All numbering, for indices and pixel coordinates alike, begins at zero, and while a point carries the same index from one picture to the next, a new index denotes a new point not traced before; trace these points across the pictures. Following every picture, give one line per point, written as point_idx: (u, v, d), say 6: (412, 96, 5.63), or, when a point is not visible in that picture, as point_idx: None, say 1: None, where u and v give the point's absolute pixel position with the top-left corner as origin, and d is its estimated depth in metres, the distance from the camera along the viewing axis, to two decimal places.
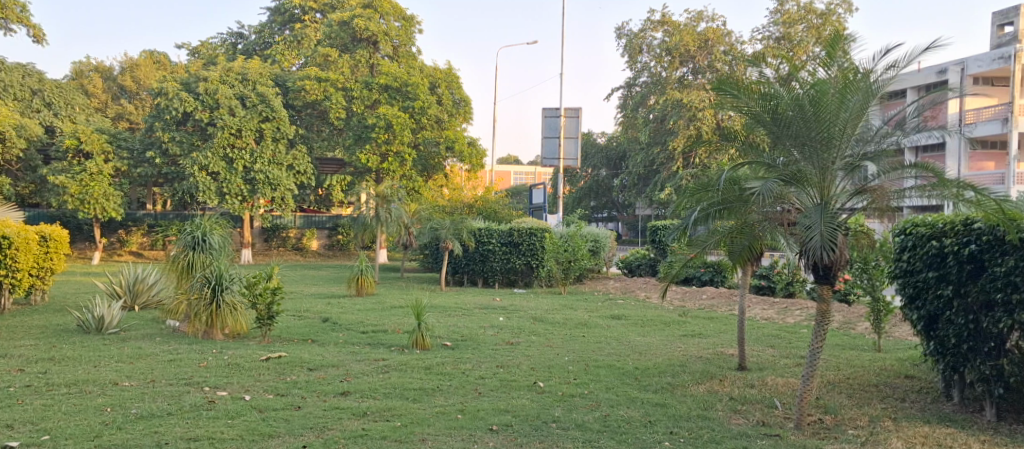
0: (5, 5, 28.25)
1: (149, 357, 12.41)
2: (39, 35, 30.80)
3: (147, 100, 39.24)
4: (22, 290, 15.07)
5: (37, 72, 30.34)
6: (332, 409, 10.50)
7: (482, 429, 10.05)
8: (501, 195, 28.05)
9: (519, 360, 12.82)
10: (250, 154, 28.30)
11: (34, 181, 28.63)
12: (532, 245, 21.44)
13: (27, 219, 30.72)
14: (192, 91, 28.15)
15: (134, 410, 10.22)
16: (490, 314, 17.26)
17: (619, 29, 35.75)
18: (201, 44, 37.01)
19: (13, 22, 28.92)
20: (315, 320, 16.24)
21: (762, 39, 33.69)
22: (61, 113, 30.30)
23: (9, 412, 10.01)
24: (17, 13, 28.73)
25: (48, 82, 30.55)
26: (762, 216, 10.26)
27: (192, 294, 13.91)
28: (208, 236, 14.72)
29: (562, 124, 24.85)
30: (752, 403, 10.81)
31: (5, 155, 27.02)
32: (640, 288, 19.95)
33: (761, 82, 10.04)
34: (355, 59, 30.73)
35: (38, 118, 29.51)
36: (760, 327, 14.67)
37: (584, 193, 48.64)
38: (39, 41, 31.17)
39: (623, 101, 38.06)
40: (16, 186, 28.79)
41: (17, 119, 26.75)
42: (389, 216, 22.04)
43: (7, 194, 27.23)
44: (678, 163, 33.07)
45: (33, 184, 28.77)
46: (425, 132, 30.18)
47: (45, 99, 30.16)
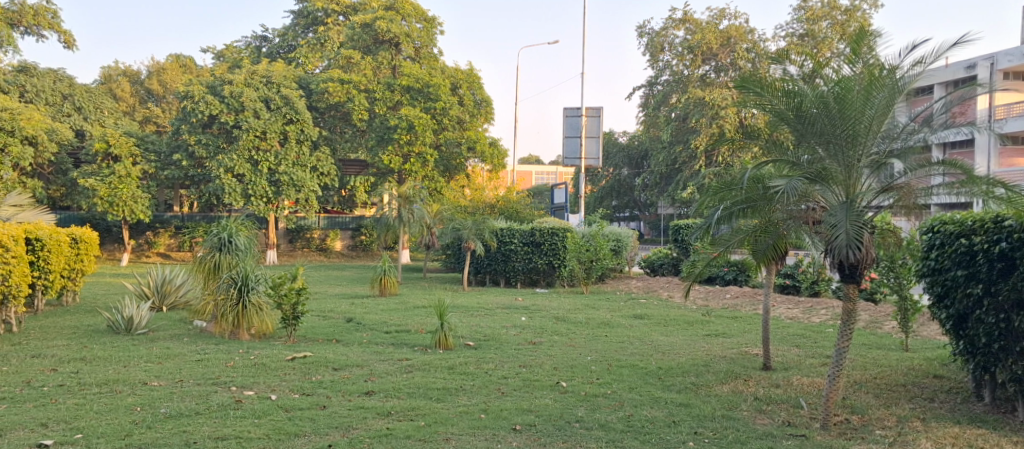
0: (38, 11, 28.85)
1: (178, 357, 12.56)
2: (70, 41, 31.25)
3: (174, 104, 39.61)
4: (54, 292, 15.26)
5: (68, 77, 30.76)
6: (357, 409, 10.61)
7: (505, 429, 10.12)
8: (523, 195, 28.10)
9: (542, 360, 12.87)
10: (274, 156, 28.56)
11: (65, 184, 29.00)
12: (554, 245, 21.46)
13: (58, 221, 31.14)
14: (217, 94, 28.36)
15: (162, 410, 10.35)
16: (513, 314, 17.31)
17: (641, 28, 35.70)
18: (226, 48, 37.29)
19: (46, 29, 29.48)
20: (339, 320, 16.35)
21: (786, 35, 33.54)
22: (91, 117, 30.70)
23: (42, 411, 10.17)
24: (49, 19, 29.31)
25: (78, 87, 30.95)
26: (787, 214, 10.33)
27: (220, 295, 14.06)
28: (233, 237, 14.86)
29: (583, 123, 24.87)
30: (777, 403, 10.82)
31: (37, 159, 27.40)
32: (663, 288, 19.92)
33: (785, 80, 10.04)
34: (377, 61, 30.91)
35: (69, 123, 29.88)
36: (784, 327, 14.63)
37: (606, 192, 48.61)
38: (70, 47, 31.60)
39: (645, 100, 38.04)
40: (48, 189, 29.15)
41: (48, 123, 27.09)
42: (411, 217, 22.15)
43: (38, 197, 27.58)
44: (701, 162, 32.96)
45: (64, 188, 29.15)
46: (447, 133, 30.27)
47: (75, 104, 30.56)
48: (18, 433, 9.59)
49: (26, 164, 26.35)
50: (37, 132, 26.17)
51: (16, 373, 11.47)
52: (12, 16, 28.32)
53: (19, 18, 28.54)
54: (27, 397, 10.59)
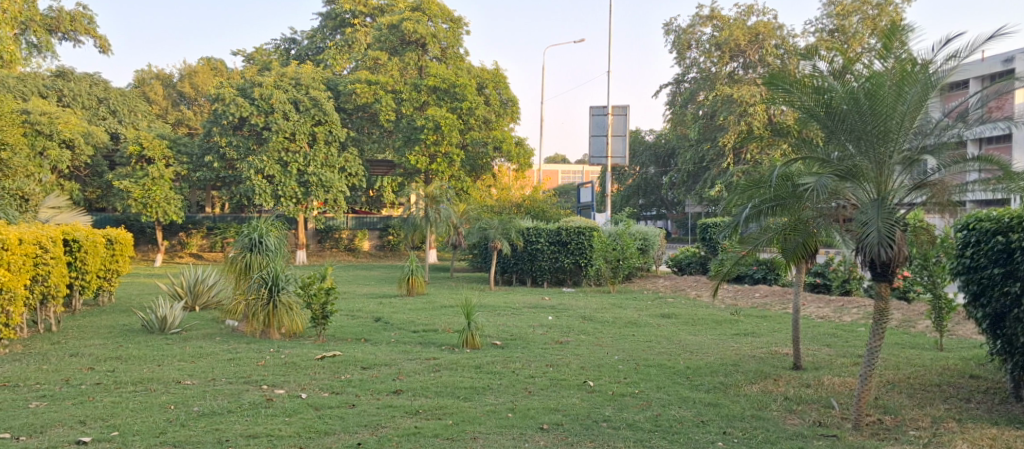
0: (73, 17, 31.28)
1: (211, 356, 12.73)
2: (105, 47, 31.81)
3: (205, 106, 40.05)
4: (91, 292, 15.47)
5: (103, 81, 31.23)
6: (385, 408, 10.70)
7: (533, 428, 10.18)
8: (549, 194, 28.13)
9: (569, 360, 12.91)
10: (304, 157, 28.78)
11: (100, 186, 29.46)
12: (580, 245, 21.50)
13: (94, 223, 31.64)
14: (247, 96, 28.62)
15: (196, 408, 10.50)
16: (541, 313, 17.37)
17: (667, 25, 35.61)
18: (256, 51, 37.64)
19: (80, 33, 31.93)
20: (368, 319, 16.47)
21: (815, 31, 33.34)
22: (126, 120, 31.17)
23: (80, 409, 10.35)
24: (83, 25, 31.76)
25: (113, 90, 31.44)
26: (817, 212, 10.32)
27: (250, 295, 14.23)
28: (264, 238, 15.04)
29: (609, 122, 24.87)
30: (807, 403, 10.80)
31: (73, 161, 27.82)
32: (691, 287, 19.90)
33: (815, 76, 10.02)
34: (404, 62, 31.10)
35: (104, 126, 30.31)
36: (815, 326, 14.58)
37: (633, 191, 48.54)
38: (105, 52, 32.12)
39: (672, 98, 37.98)
40: (84, 191, 29.64)
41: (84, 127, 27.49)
42: (438, 216, 22.25)
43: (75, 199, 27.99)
44: (729, 159, 32.81)
45: (99, 190, 29.61)
46: (474, 133, 30.36)
47: (111, 107, 31.01)
48: (56, 430, 9.74)
49: (63, 167, 26.77)
50: (74, 135, 26.55)
51: (54, 371, 11.66)
52: (52, 22, 31.25)
53: (58, 25, 31.58)
54: (66, 395, 10.78)
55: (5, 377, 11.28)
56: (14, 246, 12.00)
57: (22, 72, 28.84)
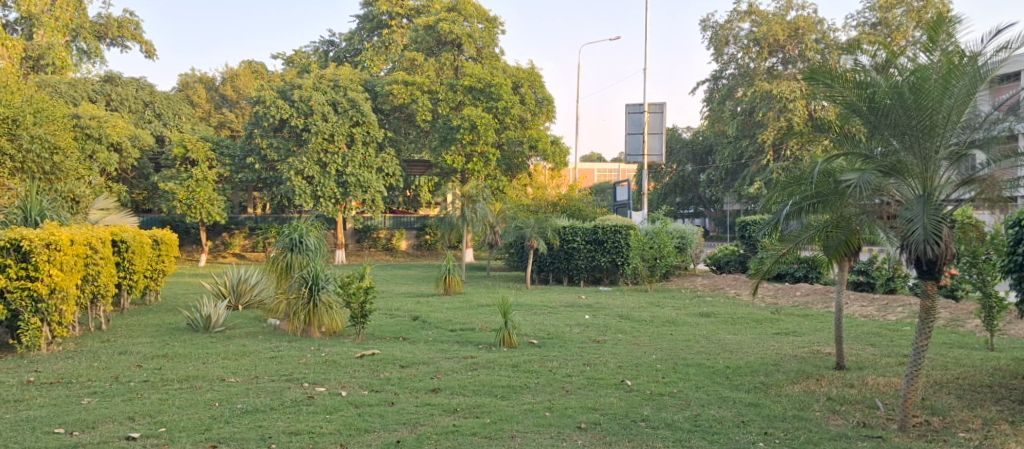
0: (122, 24, 33.53)
1: (253, 354, 12.89)
2: (151, 51, 32.34)
3: (247, 109, 40.56)
4: (139, 291, 15.73)
5: (148, 85, 31.63)
6: (424, 406, 10.79)
7: (570, 427, 10.21)
8: (585, 193, 28.09)
9: (607, 359, 12.92)
10: (342, 158, 28.98)
11: (147, 188, 29.99)
12: (617, 243, 21.41)
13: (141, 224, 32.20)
14: (287, 98, 28.91)
15: (240, 406, 10.64)
16: (578, 312, 17.40)
17: (704, 22, 35.45)
18: (296, 54, 38.03)
19: (129, 39, 34.10)
20: (406, 318, 16.59)
21: (858, 24, 32.98)
22: (171, 123, 31.64)
23: (127, 406, 10.53)
24: (130, 31, 33.92)
25: (159, 94, 31.92)
26: (860, 209, 10.30)
27: (291, 294, 14.39)
28: (304, 238, 15.18)
29: (646, 120, 24.80)
30: (852, 403, 10.73)
31: (120, 164, 28.29)
32: (730, 285, 19.81)
33: (857, 70, 9.95)
34: (440, 62, 31.28)
35: (150, 129, 30.81)
36: (859, 325, 14.45)
37: (670, 189, 48.29)
38: (151, 57, 32.58)
39: (710, 95, 37.77)
40: (131, 192, 30.20)
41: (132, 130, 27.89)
42: (475, 216, 22.29)
43: (122, 201, 28.46)
44: (769, 156, 32.54)
45: (145, 192, 30.12)
46: (510, 132, 30.35)
47: (156, 111, 31.47)
48: (107, 426, 9.93)
49: (112, 169, 27.23)
50: (122, 139, 27.03)
51: (104, 369, 11.88)
52: (99, 28, 32.94)
53: (105, 31, 33.25)
54: (116, 391, 10.98)
55: (58, 374, 11.51)
56: (65, 247, 12.23)
57: (73, 79, 29.44)
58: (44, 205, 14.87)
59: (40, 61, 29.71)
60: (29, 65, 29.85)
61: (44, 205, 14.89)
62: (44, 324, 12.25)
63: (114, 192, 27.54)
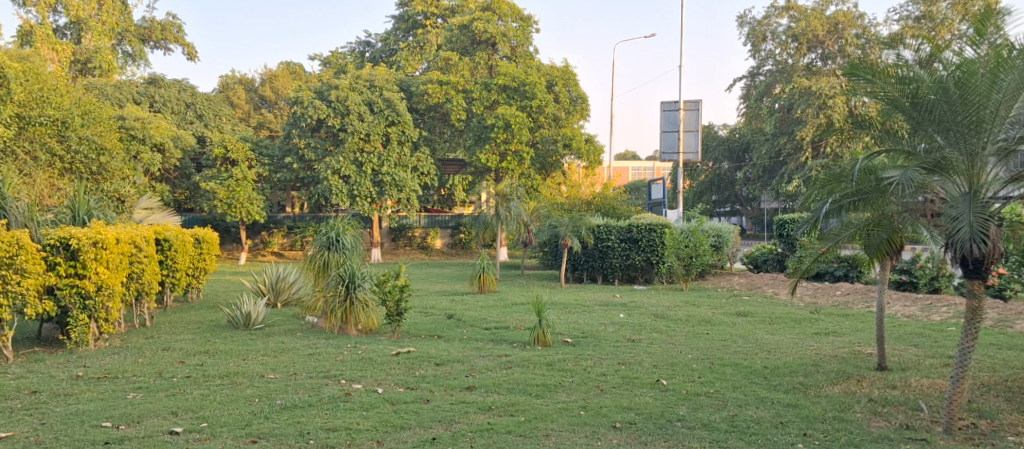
0: (164, 27, 33.97)
1: (292, 351, 13.00)
2: (193, 54, 32.76)
3: (285, 110, 40.98)
4: (181, 289, 15.93)
5: (191, 87, 32.10)
6: (459, 403, 10.82)
7: (605, 426, 10.19)
8: (620, 191, 27.98)
9: (642, 358, 12.90)
10: (378, 157, 29.12)
11: (188, 188, 30.36)
12: (652, 242, 21.37)
13: (182, 224, 32.58)
14: (324, 98, 29.15)
15: (279, 401, 10.75)
16: (611, 310, 17.36)
17: (741, 18, 35.19)
18: (332, 55, 38.32)
19: (172, 41, 34.54)
20: (440, 316, 16.64)
21: (900, 18, 32.58)
22: (210, 124, 31.87)
23: (170, 400, 10.67)
24: (174, 34, 34.36)
25: (200, 96, 32.42)
26: (902, 207, 10.22)
27: (328, 292, 14.50)
28: (341, 236, 15.44)
29: (681, 117, 24.65)
30: (894, 404, 10.62)
31: (162, 165, 28.70)
32: (768, 285, 19.64)
33: (898, 65, 9.89)
34: (475, 62, 31.40)
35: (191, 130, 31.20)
36: (901, 325, 14.28)
37: (706, 187, 47.98)
38: (192, 58, 33.01)
39: (747, 92, 37.50)
40: (174, 192, 30.65)
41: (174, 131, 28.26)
42: (509, 214, 22.26)
43: (164, 201, 28.84)
44: (807, 153, 32.22)
45: (187, 191, 30.49)
46: (544, 130, 30.31)
47: (197, 112, 31.89)
48: (152, 420, 10.06)
49: (156, 169, 27.57)
50: (164, 140, 27.38)
51: (148, 364, 12.04)
52: (144, 31, 33.49)
53: (149, 34, 33.77)
54: (159, 387, 11.13)
55: (104, 370, 11.69)
56: (111, 245, 12.43)
57: (119, 81, 29.98)
58: (90, 204, 14.95)
59: (87, 64, 30.25)
60: (77, 69, 30.44)
61: (90, 204, 14.97)
62: (91, 320, 12.46)
63: (157, 192, 27.90)
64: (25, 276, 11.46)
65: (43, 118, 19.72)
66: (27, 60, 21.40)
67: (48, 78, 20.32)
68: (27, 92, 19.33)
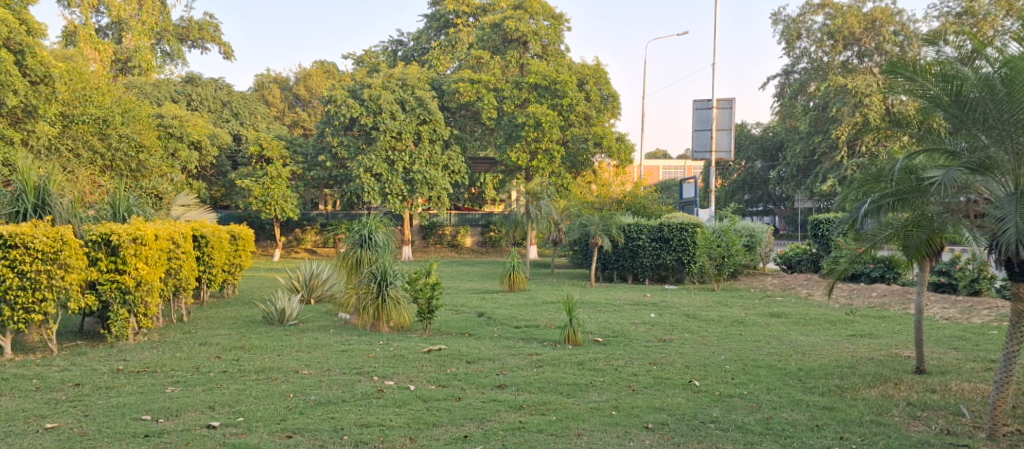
0: (201, 26, 34.23)
1: (326, 347, 13.08)
2: (229, 52, 33.00)
3: (319, 108, 41.22)
4: (217, 285, 16.06)
5: (227, 86, 32.53)
6: (490, 401, 10.83)
7: (637, 427, 10.16)
8: (650, 190, 27.82)
9: (673, 358, 12.84)
10: (409, 155, 29.16)
11: (224, 185, 30.61)
12: (683, 242, 21.25)
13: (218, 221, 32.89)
14: (358, 97, 29.33)
15: (313, 397, 10.81)
16: (642, 310, 17.29)
17: (775, 15, 34.90)
18: (366, 54, 38.51)
19: (209, 41, 34.81)
20: (471, 314, 16.67)
21: (940, 14, 32.10)
22: (246, 122, 32.13)
23: (207, 395, 10.75)
24: (211, 33, 34.62)
25: (236, 95, 32.74)
26: (942, 207, 10.07)
27: (361, 288, 14.58)
28: (373, 234, 15.50)
29: (714, 116, 24.50)
30: (934, 409, 10.51)
31: (199, 162, 28.98)
32: (801, 285, 19.48)
33: (938, 62, 9.80)
34: (506, 60, 31.41)
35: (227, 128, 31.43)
36: (940, 328, 14.11)
37: (739, 186, 47.67)
38: (228, 57, 33.26)
39: (781, 90, 37.21)
40: (210, 190, 30.96)
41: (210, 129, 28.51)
42: (539, 213, 22.18)
43: (200, 198, 29.14)
44: (842, 152, 31.90)
45: (223, 189, 30.75)
46: (574, 129, 30.25)
47: (233, 110, 32.20)
48: (190, 414, 10.15)
49: (193, 167, 27.85)
50: (202, 138, 27.57)
51: (186, 359, 12.16)
52: (182, 31, 33.82)
53: (187, 33, 34.11)
54: (196, 381, 11.22)
55: (144, 364, 11.81)
56: (150, 241, 12.58)
57: (157, 80, 30.37)
58: (130, 200, 15.09)
59: (127, 63, 30.73)
60: (118, 68, 30.97)
61: (130, 201, 15.13)
62: (131, 315, 12.58)
63: (193, 190, 28.17)
64: (69, 272, 11.65)
65: (85, 117, 20.37)
66: (70, 59, 21.81)
67: (91, 77, 20.93)
68: (71, 91, 19.91)
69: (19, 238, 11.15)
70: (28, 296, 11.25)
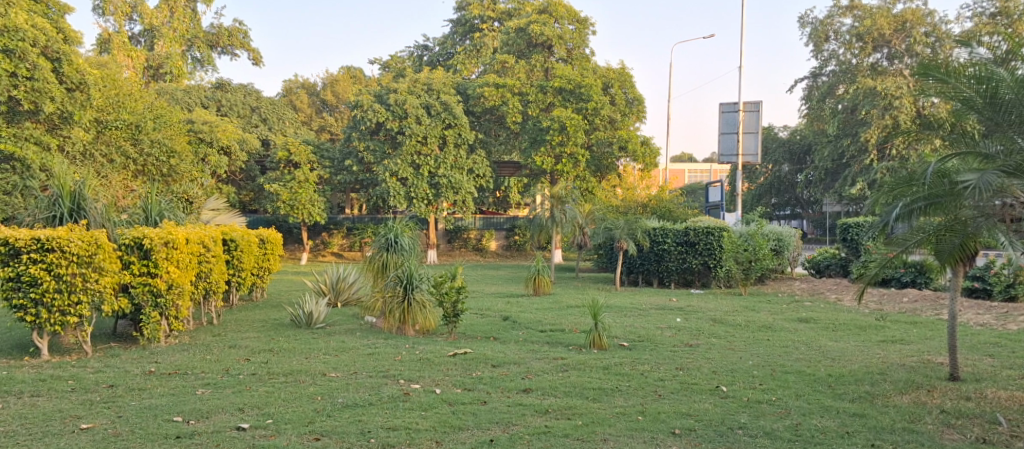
0: (231, 33, 34.44)
1: (353, 351, 13.12)
2: (258, 59, 33.18)
3: (346, 113, 41.43)
4: (247, 288, 16.16)
5: (256, 92, 32.80)
6: (516, 405, 10.80)
7: (664, 432, 10.11)
8: (676, 194, 27.72)
9: (700, 363, 12.76)
10: (435, 160, 29.25)
11: (253, 190, 30.81)
12: (709, 246, 21.08)
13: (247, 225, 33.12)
14: (384, 102, 29.44)
15: (341, 400, 10.83)
16: (668, 314, 17.23)
17: (803, 18, 34.68)
18: (392, 59, 38.66)
19: (238, 47, 35.04)
20: (496, 318, 16.65)
21: (973, 15, 31.74)
22: (274, 127, 32.35)
23: (236, 397, 10.80)
24: (240, 39, 34.85)
25: (265, 100, 33.00)
26: (977, 210, 10.08)
27: (387, 292, 14.61)
28: (399, 238, 15.56)
29: (740, 119, 24.35)
30: (968, 417, 10.38)
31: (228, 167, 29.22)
32: (830, 290, 19.33)
33: (972, 63, 9.76)
34: (531, 65, 31.43)
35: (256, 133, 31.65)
36: (973, 334, 13.95)
37: (766, 189, 47.43)
38: (257, 63, 33.48)
39: (808, 92, 36.96)
40: (239, 194, 31.16)
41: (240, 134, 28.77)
42: (564, 217, 22.13)
43: (229, 202, 29.37)
44: (872, 155, 31.62)
45: (252, 193, 30.95)
46: (599, 133, 30.15)
47: (262, 116, 32.44)
48: (220, 416, 10.20)
49: (222, 172, 28.05)
50: (231, 143, 27.74)
51: (216, 361, 12.23)
52: (212, 38, 34.08)
53: (217, 40, 34.33)
54: (226, 383, 11.28)
55: (175, 366, 11.89)
56: (181, 245, 12.69)
57: (188, 86, 30.68)
58: (161, 205, 15.21)
59: (159, 70, 31.01)
60: (149, 74, 31.20)
61: (161, 205, 15.24)
62: (162, 318, 12.68)
63: (223, 194, 28.38)
64: (103, 275, 11.76)
65: (118, 123, 21.05)
66: (105, 66, 22.08)
67: (124, 84, 21.55)
68: (105, 98, 20.56)
69: (55, 242, 11.28)
70: (65, 299, 11.41)
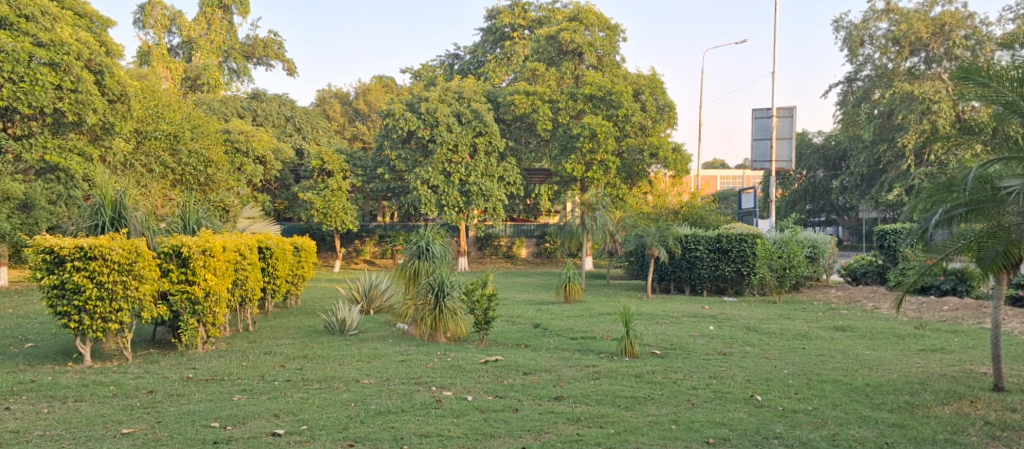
0: (266, 44, 34.70)
1: (386, 357, 13.10)
2: (292, 70, 33.34)
3: (378, 122, 41.57)
4: (281, 295, 16.21)
5: (290, 101, 33.02)
6: (548, 413, 10.72)
7: (698, 442, 9.99)
8: (708, 200, 27.50)
9: (734, 372, 12.61)
10: (465, 167, 29.24)
11: (287, 198, 30.98)
12: (742, 252, 20.95)
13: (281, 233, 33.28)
14: (415, 110, 29.47)
15: (373, 406, 10.81)
16: (700, 322, 17.07)
17: (837, 22, 34.35)
18: (423, 68, 38.77)
19: (273, 58, 35.29)
20: (527, 326, 16.57)
21: (1014, 17, 31.26)
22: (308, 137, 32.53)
23: (272, 403, 10.82)
24: (275, 50, 35.11)
25: (299, 110, 33.21)
26: (1019, 215, 9.94)
27: (419, 299, 14.59)
28: (430, 245, 15.53)
29: (773, 125, 24.10)
30: (1013, 429, 10.17)
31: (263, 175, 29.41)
32: (866, 298, 19.06)
33: (1015, 66, 9.67)
34: (562, 72, 31.40)
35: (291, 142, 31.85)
36: (1017, 343, 13.68)
37: (799, 196, 46.90)
38: (292, 74, 33.68)
39: (843, 98, 36.60)
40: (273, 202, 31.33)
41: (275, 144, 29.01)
42: (594, 224, 22.00)
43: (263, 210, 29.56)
44: (910, 160, 31.21)
45: (286, 202, 31.08)
46: (629, 139, 29.92)
47: (296, 125, 32.66)
48: (256, 422, 10.21)
49: (257, 181, 28.22)
50: (266, 152, 27.94)
51: (251, 367, 12.26)
52: (247, 49, 34.35)
53: (252, 51, 34.61)
54: (262, 389, 11.30)
55: (211, 372, 11.94)
56: (219, 252, 12.74)
57: (224, 97, 30.96)
58: (199, 213, 15.28)
59: (197, 81, 31.36)
60: (187, 85, 31.55)
61: (199, 213, 15.31)
62: (200, 325, 12.76)
63: (258, 203, 28.55)
64: (142, 282, 11.83)
65: (158, 133, 21.36)
66: (144, 78, 22.35)
67: (163, 94, 21.82)
68: (144, 109, 20.86)
69: (96, 250, 11.37)
70: (106, 306, 11.52)
